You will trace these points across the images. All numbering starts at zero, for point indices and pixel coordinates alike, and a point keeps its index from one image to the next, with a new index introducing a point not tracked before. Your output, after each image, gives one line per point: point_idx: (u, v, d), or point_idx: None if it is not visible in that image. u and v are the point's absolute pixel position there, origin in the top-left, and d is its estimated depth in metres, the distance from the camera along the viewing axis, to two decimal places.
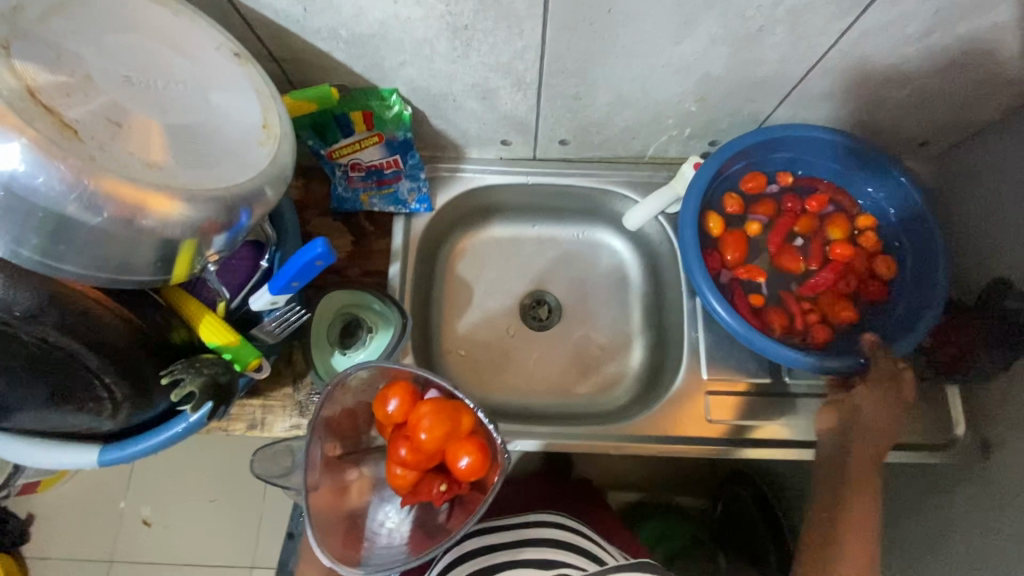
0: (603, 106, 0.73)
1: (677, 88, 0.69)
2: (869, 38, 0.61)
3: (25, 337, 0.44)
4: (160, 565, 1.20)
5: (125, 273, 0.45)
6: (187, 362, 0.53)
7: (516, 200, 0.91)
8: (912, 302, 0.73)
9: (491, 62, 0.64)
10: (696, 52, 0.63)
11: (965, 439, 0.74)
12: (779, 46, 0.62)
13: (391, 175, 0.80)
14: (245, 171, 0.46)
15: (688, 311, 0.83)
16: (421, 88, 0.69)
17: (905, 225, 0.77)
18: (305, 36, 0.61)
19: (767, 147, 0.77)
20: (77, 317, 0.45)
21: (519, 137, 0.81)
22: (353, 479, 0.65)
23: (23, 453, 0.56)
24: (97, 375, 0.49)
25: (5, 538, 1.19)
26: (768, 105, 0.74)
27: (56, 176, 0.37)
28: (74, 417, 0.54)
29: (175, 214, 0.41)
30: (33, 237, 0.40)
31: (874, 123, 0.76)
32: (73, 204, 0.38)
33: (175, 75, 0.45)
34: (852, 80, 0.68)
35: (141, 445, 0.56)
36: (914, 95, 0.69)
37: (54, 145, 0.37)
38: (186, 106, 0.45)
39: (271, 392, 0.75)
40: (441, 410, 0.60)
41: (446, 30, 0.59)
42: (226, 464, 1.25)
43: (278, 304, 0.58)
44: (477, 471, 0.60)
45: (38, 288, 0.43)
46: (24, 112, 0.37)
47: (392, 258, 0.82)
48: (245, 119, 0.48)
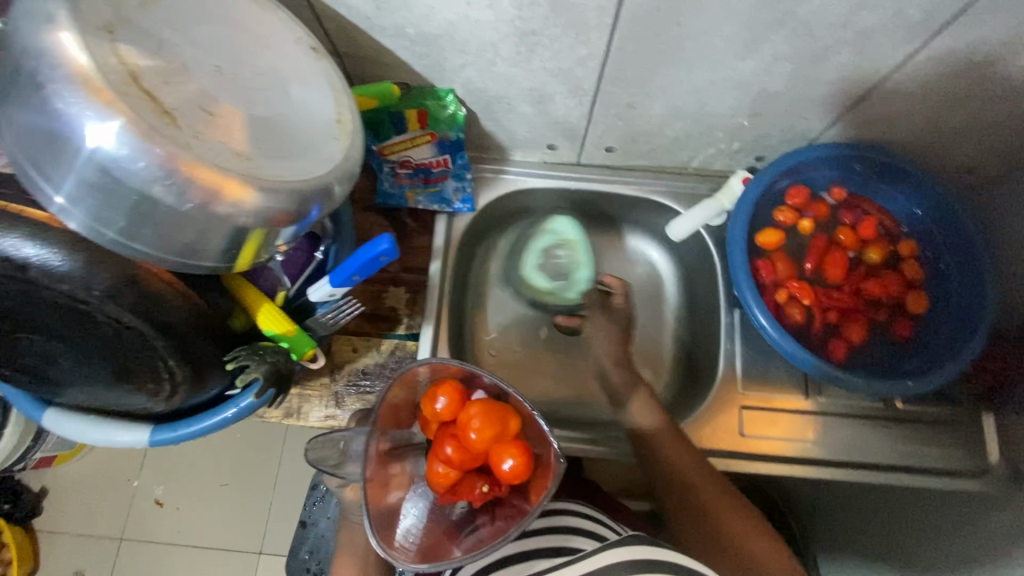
0: (655, 116, 0.74)
1: (732, 102, 0.70)
2: (933, 65, 0.61)
3: (101, 315, 0.45)
4: (171, 545, 1.21)
5: (197, 258, 0.45)
6: (251, 348, 0.54)
7: (555, 204, 0.92)
8: (958, 325, 0.73)
9: (552, 67, 0.64)
10: (757, 68, 0.63)
11: (998, 467, 0.75)
12: (843, 67, 0.62)
13: (438, 173, 0.81)
14: (319, 165, 0.46)
15: (724, 325, 0.83)
16: (478, 90, 0.70)
17: (952, 248, 0.76)
18: (373, 34, 0.61)
19: (816, 165, 0.77)
20: (151, 300, 0.46)
21: (565, 142, 0.81)
22: (396, 474, 0.63)
23: (73, 428, 0.57)
24: (162, 357, 0.50)
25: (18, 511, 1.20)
26: (821, 123, 0.74)
27: (153, 161, 0.38)
28: (131, 397, 0.55)
29: (253, 203, 0.42)
30: (121, 218, 0.41)
31: (925, 146, 0.76)
32: (164, 187, 0.39)
33: (259, 67, 0.46)
34: (911, 103, 0.68)
35: (191, 428, 0.57)
36: (969, 122, 0.69)
37: (153, 130, 0.38)
38: (269, 98, 0.45)
39: (307, 381, 0.76)
40: (490, 411, 0.60)
41: (514, 34, 0.60)
42: (238, 448, 1.26)
43: (335, 296, 0.58)
44: (521, 475, 0.59)
45: (117, 270, 0.44)
46: (126, 96, 0.38)
47: (433, 256, 0.82)
48: (321, 114, 0.48)
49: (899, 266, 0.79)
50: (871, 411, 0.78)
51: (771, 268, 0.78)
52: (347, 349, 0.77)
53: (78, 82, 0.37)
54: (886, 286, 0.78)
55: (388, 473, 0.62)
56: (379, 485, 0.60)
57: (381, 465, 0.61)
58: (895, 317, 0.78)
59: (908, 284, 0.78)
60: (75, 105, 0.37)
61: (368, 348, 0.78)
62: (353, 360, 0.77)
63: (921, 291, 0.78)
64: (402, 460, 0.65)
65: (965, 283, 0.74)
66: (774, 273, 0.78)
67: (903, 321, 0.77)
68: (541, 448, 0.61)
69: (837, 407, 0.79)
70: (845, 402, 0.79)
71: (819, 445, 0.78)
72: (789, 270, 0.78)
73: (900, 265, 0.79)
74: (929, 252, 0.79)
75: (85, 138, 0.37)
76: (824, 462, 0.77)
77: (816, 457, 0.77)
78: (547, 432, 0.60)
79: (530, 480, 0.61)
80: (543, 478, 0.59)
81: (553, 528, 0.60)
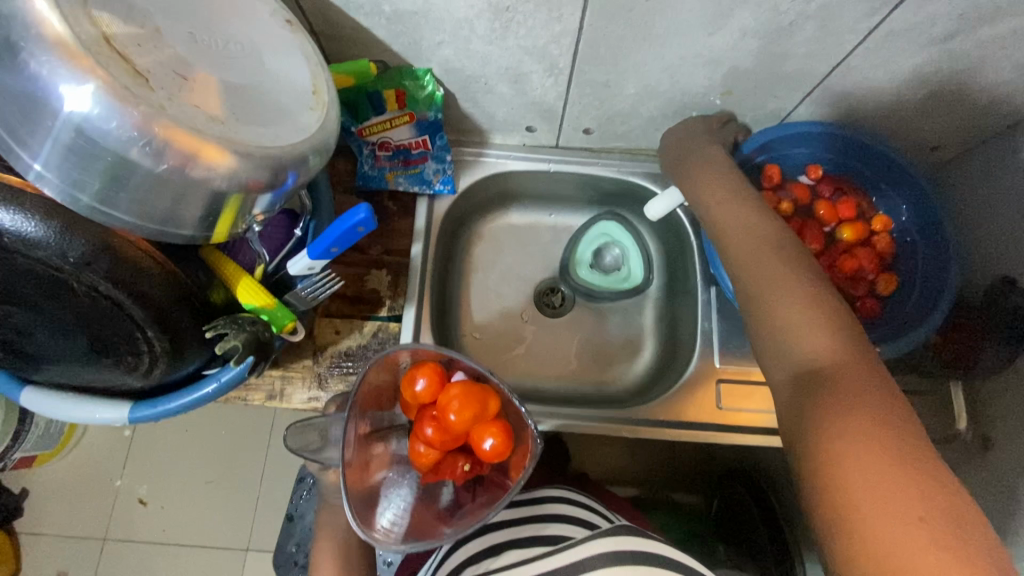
0: (631, 96, 0.75)
1: (705, 80, 0.71)
2: (894, 39, 0.63)
3: (77, 283, 0.45)
4: (156, 544, 1.20)
5: (173, 225, 0.46)
6: (229, 318, 0.55)
7: (535, 187, 0.93)
8: (925, 296, 0.76)
9: (527, 44, 0.66)
10: (726, 44, 0.65)
11: (967, 434, 0.77)
12: (808, 42, 0.64)
13: (418, 155, 0.82)
14: (296, 133, 0.47)
15: (702, 302, 0.85)
16: (455, 69, 0.71)
17: (919, 222, 0.78)
18: (348, 11, 0.62)
19: (787, 143, 0.79)
20: (127, 268, 0.46)
21: (544, 124, 0.83)
22: (378, 454, 0.64)
23: (49, 406, 0.57)
24: (141, 329, 0.50)
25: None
26: (790, 101, 0.76)
27: (126, 121, 0.38)
28: (110, 372, 0.54)
29: (228, 167, 0.42)
30: (95, 182, 0.41)
31: (890, 124, 0.78)
32: (139, 148, 0.39)
33: (234, 36, 0.47)
34: (875, 80, 0.70)
35: (171, 403, 0.57)
36: (931, 97, 0.72)
37: (127, 90, 0.38)
38: (244, 66, 0.46)
39: (290, 363, 0.76)
40: (469, 393, 0.61)
41: (488, 10, 0.61)
42: (223, 444, 1.25)
43: (314, 270, 0.59)
44: (501, 453, 0.61)
45: (92, 237, 0.44)
46: (99, 56, 0.38)
47: (415, 237, 0.83)
48: (296, 84, 0.49)
49: (872, 243, 0.81)
50: None
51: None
52: (330, 331, 0.77)
53: (51, 43, 0.37)
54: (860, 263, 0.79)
55: (370, 453, 0.63)
56: (361, 467, 0.61)
57: (362, 446, 0.62)
58: (867, 295, 0.79)
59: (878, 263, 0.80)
60: (48, 66, 0.37)
61: (350, 330, 0.78)
62: (336, 342, 0.77)
63: (892, 275, 0.79)
64: (384, 440, 0.66)
65: (931, 262, 0.76)
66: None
67: (870, 299, 0.79)
68: (520, 427, 0.63)
69: None
70: None
71: None
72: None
73: (874, 242, 0.81)
74: (901, 228, 0.80)
75: (59, 100, 0.37)
76: None
77: None
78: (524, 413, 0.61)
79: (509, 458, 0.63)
80: (522, 456, 0.62)
81: (534, 517, 0.61)
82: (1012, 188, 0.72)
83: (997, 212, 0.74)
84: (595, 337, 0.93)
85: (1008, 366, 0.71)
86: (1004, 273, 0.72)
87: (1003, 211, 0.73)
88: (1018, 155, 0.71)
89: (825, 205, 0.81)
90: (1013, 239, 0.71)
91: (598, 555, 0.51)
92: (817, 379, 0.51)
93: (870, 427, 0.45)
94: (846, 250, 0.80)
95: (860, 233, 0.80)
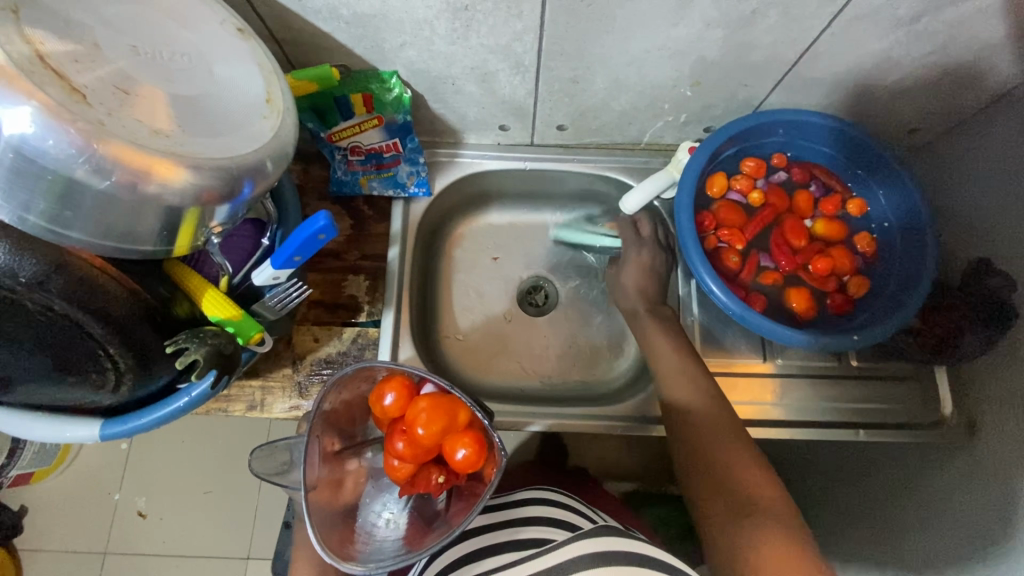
0: (600, 90, 0.74)
1: (673, 72, 0.71)
2: (860, 23, 0.62)
3: (31, 304, 0.45)
4: (155, 556, 1.20)
5: (129, 242, 0.45)
6: (191, 332, 0.54)
7: (512, 186, 0.92)
8: (902, 278, 0.75)
9: (490, 43, 0.65)
10: (690, 35, 0.64)
11: (953, 418, 0.76)
12: (773, 29, 0.63)
13: (390, 158, 0.81)
14: (249, 143, 0.46)
15: (684, 295, 0.85)
16: (421, 70, 0.70)
17: (895, 204, 0.78)
18: (306, 16, 0.61)
19: (758, 132, 0.78)
20: (82, 286, 0.46)
21: (516, 122, 0.82)
22: (352, 470, 0.63)
23: (21, 426, 0.57)
24: (103, 346, 0.50)
25: None
26: (762, 90, 0.75)
27: (65, 139, 0.38)
28: (76, 391, 0.54)
29: (177, 180, 0.42)
30: (40, 202, 0.41)
31: (865, 108, 0.77)
32: (82, 166, 0.39)
33: (180, 46, 0.46)
34: (845, 65, 0.69)
35: (142, 420, 0.57)
36: (904, 80, 0.71)
37: (64, 108, 0.37)
38: (191, 76, 0.45)
39: (270, 372, 0.75)
40: (437, 406, 0.59)
41: (447, 10, 0.60)
42: (219, 455, 1.24)
43: (281, 280, 0.59)
44: (474, 464, 0.59)
45: (45, 256, 0.44)
46: (33, 76, 0.37)
47: (391, 242, 0.82)
48: (248, 93, 0.48)
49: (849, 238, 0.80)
50: (832, 370, 0.80)
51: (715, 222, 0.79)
52: (308, 339, 0.77)
53: None
54: (835, 257, 0.78)
55: (342, 469, 0.62)
56: (333, 485, 0.60)
57: (332, 464, 0.61)
58: (835, 289, 0.78)
59: (855, 261, 0.79)
60: None
61: (329, 337, 0.78)
62: (315, 350, 0.77)
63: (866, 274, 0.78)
64: (358, 455, 0.65)
65: (909, 253, 0.75)
66: (718, 228, 0.79)
67: (842, 295, 0.78)
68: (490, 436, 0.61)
69: (795, 366, 0.81)
70: (804, 362, 0.80)
71: (782, 407, 0.79)
72: (736, 225, 0.79)
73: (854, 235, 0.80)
74: (876, 211, 0.80)
75: None
76: (787, 424, 0.78)
77: (779, 419, 0.78)
78: (491, 423, 0.58)
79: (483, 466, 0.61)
80: (492, 465, 0.59)
81: (509, 522, 0.61)
82: (987, 169, 0.71)
83: (974, 193, 0.73)
84: (577, 335, 0.92)
85: (990, 349, 0.70)
86: (982, 254, 0.71)
87: (980, 191, 0.72)
88: (994, 135, 0.70)
89: (806, 198, 0.81)
90: (989, 220, 0.70)
91: (581, 558, 0.51)
92: (749, 506, 0.58)
93: (776, 538, 0.55)
94: (821, 237, 0.80)
95: (837, 228, 0.79)
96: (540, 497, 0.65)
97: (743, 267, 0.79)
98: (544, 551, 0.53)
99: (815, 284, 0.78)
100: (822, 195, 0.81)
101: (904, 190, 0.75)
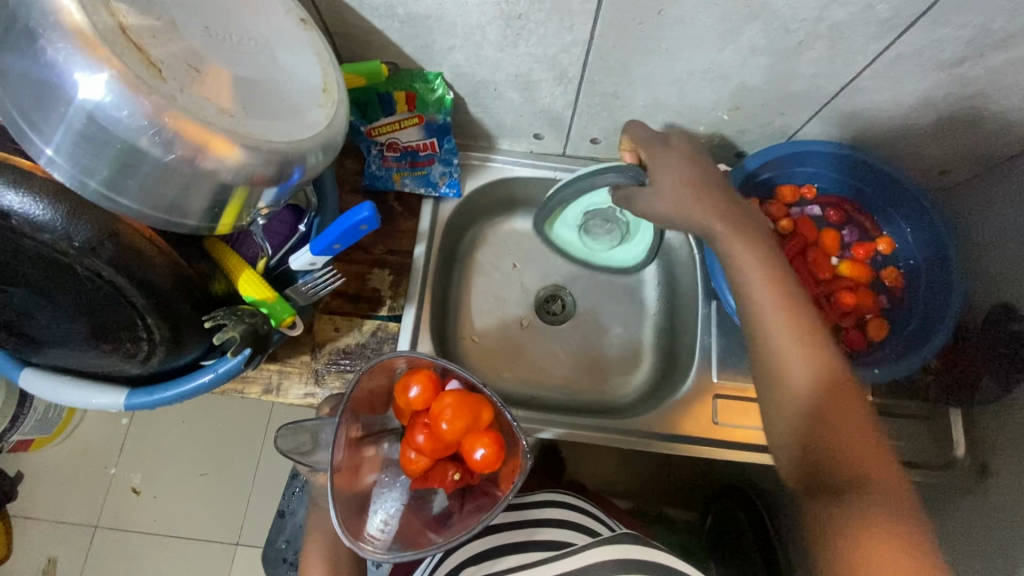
0: (639, 107, 0.75)
1: (714, 96, 0.72)
2: (903, 62, 0.63)
3: (81, 268, 0.46)
4: (146, 535, 1.20)
5: (179, 216, 0.46)
6: (228, 309, 0.54)
7: (541, 195, 0.93)
8: (926, 317, 0.75)
9: (538, 52, 0.66)
10: (735, 60, 0.65)
11: (965, 460, 0.75)
12: (817, 61, 0.64)
13: (425, 157, 0.82)
14: (305, 129, 0.48)
15: (702, 316, 0.84)
16: (466, 74, 0.72)
17: (921, 242, 0.78)
18: (363, 13, 0.63)
19: (791, 161, 0.78)
20: (131, 254, 0.46)
21: (552, 132, 0.83)
22: (369, 458, 0.63)
23: (45, 388, 0.57)
24: (141, 316, 0.51)
25: None
26: (798, 120, 0.76)
27: (138, 110, 0.39)
28: (107, 358, 0.55)
29: (234, 159, 0.43)
30: (103, 168, 0.42)
31: (898, 147, 0.78)
32: (148, 137, 0.40)
33: (249, 32, 0.47)
34: (883, 102, 0.70)
35: (168, 392, 0.57)
36: (939, 122, 0.72)
37: (140, 80, 0.39)
38: (256, 61, 0.47)
39: (289, 358, 0.76)
40: (463, 402, 0.60)
41: (500, 18, 0.61)
42: (219, 438, 1.25)
43: (316, 266, 0.59)
44: (492, 464, 0.60)
45: (99, 222, 0.44)
46: (114, 47, 0.38)
47: (419, 239, 0.83)
48: (307, 81, 0.50)
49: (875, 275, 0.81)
50: None
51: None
52: (329, 328, 0.78)
53: (68, 30, 0.38)
54: (858, 297, 0.78)
55: (360, 456, 0.62)
56: (351, 472, 0.59)
57: (352, 450, 0.60)
58: (853, 326, 0.78)
59: (877, 301, 0.79)
60: (64, 52, 0.38)
61: (350, 328, 0.78)
62: (335, 340, 0.77)
63: (881, 319, 0.78)
64: (375, 444, 0.65)
65: (934, 300, 0.75)
66: None
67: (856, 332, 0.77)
68: (512, 439, 0.62)
69: None
70: None
71: None
72: None
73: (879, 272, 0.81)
74: (902, 249, 0.81)
75: (73, 86, 0.38)
76: None
77: None
78: (516, 426, 0.60)
79: (501, 468, 0.62)
80: (512, 467, 0.60)
81: (522, 522, 0.61)
82: (1018, 216, 0.71)
83: (999, 236, 0.74)
84: (592, 347, 0.92)
85: (1009, 396, 0.70)
86: (999, 301, 0.72)
87: (1007, 234, 0.73)
88: None
89: (832, 234, 0.81)
90: (1012, 266, 0.71)
91: (601, 564, 0.51)
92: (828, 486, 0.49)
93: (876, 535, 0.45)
94: (846, 276, 0.80)
95: (862, 270, 0.79)
96: (554, 499, 0.66)
97: None
98: (560, 557, 0.54)
99: (832, 319, 0.78)
100: (852, 238, 0.82)
101: (932, 228, 0.76)
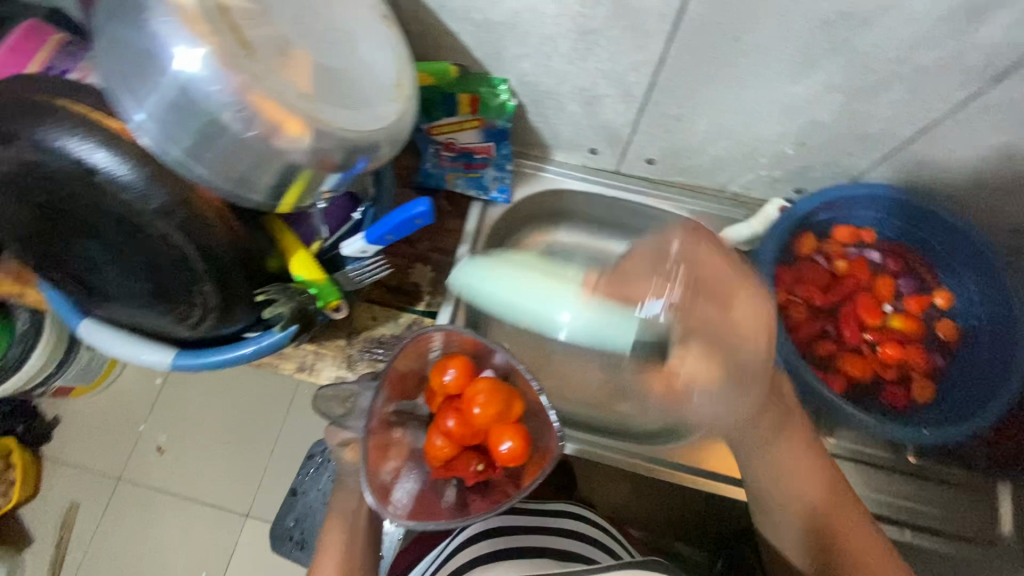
0: (702, 132, 0.74)
1: (781, 129, 0.70)
2: (989, 113, 0.60)
3: (152, 229, 0.48)
4: (162, 494, 1.24)
5: (243, 191, 0.47)
6: (282, 285, 0.57)
7: (588, 210, 0.93)
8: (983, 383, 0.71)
9: (606, 68, 0.66)
10: (808, 95, 0.64)
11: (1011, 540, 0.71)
12: (895, 104, 0.62)
13: (480, 160, 0.83)
14: (375, 121, 0.49)
15: None
16: (532, 83, 0.72)
17: (986, 302, 0.73)
18: (440, 14, 0.64)
19: (851, 204, 0.76)
20: (198, 222, 0.48)
21: (608, 148, 0.83)
22: (397, 441, 0.64)
23: (99, 339, 0.59)
24: (199, 282, 0.52)
25: (28, 436, 1.24)
26: (866, 161, 0.74)
27: (226, 85, 0.41)
28: (162, 318, 0.57)
29: (305, 141, 0.44)
30: (182, 136, 0.44)
31: (971, 202, 0.75)
32: (230, 112, 0.42)
33: (335, 24, 0.49)
34: (961, 153, 0.67)
35: (213, 358, 0.59)
36: (1020, 180, 0.68)
37: (231, 57, 0.41)
38: (338, 52, 0.49)
39: (325, 340, 0.76)
40: (497, 391, 0.62)
41: (575, 30, 0.62)
42: (245, 410, 1.29)
43: (367, 254, 0.61)
44: (517, 457, 0.62)
45: (174, 188, 0.47)
46: (214, 24, 0.41)
47: (463, 239, 0.85)
48: (382, 75, 0.51)
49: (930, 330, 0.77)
50: (885, 461, 0.76)
51: (791, 281, 0.78)
52: (366, 316, 0.78)
53: (174, 7, 0.40)
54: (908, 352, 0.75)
55: (390, 436, 0.63)
56: (380, 448, 0.61)
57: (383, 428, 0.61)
58: (899, 381, 0.75)
59: (930, 359, 0.76)
60: (167, 25, 0.40)
61: (386, 318, 0.78)
62: (371, 328, 0.77)
63: (930, 379, 0.75)
64: (404, 426, 0.66)
65: (991, 367, 0.70)
66: (797, 285, 0.78)
67: (903, 389, 0.74)
68: (540, 433, 0.64)
69: (847, 449, 0.77)
70: (856, 447, 0.76)
71: None
72: (816, 286, 0.78)
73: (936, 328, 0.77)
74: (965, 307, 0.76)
75: (171, 58, 0.40)
76: None
77: None
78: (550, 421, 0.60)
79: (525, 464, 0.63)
80: (538, 462, 0.62)
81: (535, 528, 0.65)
82: None
83: None
84: None
85: None
86: None
87: None
88: None
89: (887, 283, 0.78)
90: None
91: None
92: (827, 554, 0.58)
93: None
94: (899, 328, 0.76)
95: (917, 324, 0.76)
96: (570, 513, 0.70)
97: (809, 328, 0.77)
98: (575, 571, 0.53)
99: (876, 369, 0.75)
100: (908, 290, 0.79)
101: (1002, 290, 0.71)
